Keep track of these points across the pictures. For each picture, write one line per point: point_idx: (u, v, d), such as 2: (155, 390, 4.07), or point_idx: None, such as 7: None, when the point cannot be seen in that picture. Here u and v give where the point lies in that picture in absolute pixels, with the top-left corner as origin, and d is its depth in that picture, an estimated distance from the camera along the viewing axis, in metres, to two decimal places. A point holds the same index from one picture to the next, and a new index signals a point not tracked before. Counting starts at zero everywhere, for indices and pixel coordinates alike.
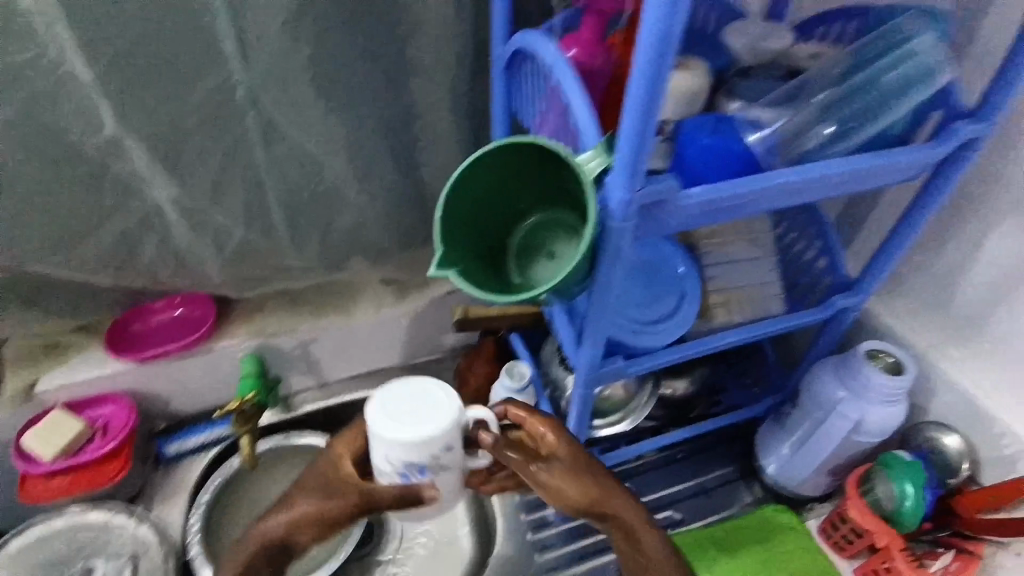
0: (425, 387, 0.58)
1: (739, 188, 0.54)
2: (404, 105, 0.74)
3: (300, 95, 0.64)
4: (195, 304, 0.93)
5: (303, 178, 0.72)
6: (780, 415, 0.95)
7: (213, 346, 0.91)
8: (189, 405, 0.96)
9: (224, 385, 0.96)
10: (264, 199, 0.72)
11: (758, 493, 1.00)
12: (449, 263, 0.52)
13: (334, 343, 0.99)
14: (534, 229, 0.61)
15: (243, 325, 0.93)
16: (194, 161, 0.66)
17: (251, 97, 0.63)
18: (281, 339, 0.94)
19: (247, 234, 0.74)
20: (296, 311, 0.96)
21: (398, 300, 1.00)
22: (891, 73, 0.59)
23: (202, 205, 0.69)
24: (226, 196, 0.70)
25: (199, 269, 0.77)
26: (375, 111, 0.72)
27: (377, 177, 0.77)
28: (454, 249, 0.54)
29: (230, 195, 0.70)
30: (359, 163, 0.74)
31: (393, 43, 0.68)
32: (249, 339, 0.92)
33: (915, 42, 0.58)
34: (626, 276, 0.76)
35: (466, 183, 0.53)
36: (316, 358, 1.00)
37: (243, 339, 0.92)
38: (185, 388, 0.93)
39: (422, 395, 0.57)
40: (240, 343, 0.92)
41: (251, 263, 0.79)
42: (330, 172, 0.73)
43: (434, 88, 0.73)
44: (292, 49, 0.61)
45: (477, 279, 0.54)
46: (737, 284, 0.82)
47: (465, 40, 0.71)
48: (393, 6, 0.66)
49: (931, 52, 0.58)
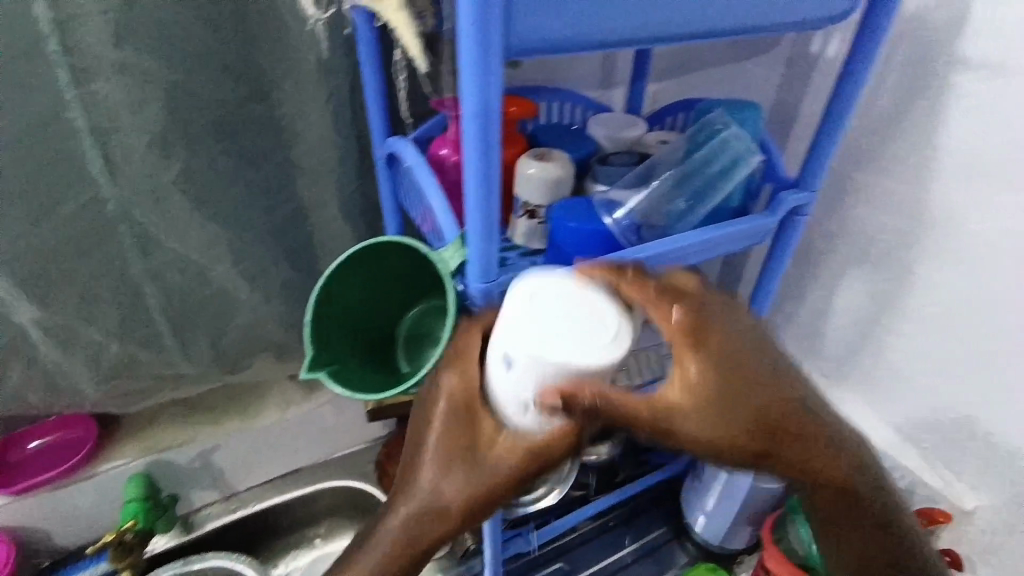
0: (589, 295, 0.42)
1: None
2: (292, 202, 0.75)
3: (174, 210, 0.65)
4: (74, 425, 0.86)
5: (185, 287, 0.71)
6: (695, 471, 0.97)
7: (97, 468, 0.84)
8: (68, 539, 0.86)
9: (109, 511, 0.87)
10: (145, 312, 0.70)
11: (694, 553, 1.00)
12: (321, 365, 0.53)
13: (239, 450, 0.94)
14: (420, 320, 0.62)
15: (134, 440, 0.88)
16: (61, 282, 0.64)
17: (121, 216, 0.63)
18: (176, 452, 0.88)
19: (127, 349, 0.72)
20: (195, 420, 0.91)
21: (306, 396, 0.96)
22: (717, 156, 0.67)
23: (73, 325, 0.67)
24: (101, 313, 0.68)
25: (74, 390, 0.73)
26: (257, 208, 0.72)
27: (267, 278, 0.77)
28: (329, 350, 0.55)
29: (106, 312, 0.68)
30: (243, 266, 0.73)
31: (270, 147, 0.70)
32: (140, 457, 0.86)
33: (728, 132, 0.66)
34: None
35: (334, 290, 0.55)
36: (220, 468, 0.94)
37: (133, 455, 0.86)
38: (68, 519, 0.85)
39: (586, 304, 0.41)
40: (130, 462, 0.85)
41: (132, 373, 0.75)
42: (213, 278, 0.72)
43: (319, 183, 0.74)
44: (160, 168, 0.62)
45: (354, 377, 0.55)
46: (634, 348, 0.85)
47: (347, 141, 0.73)
48: (267, 104, 0.67)
49: (743, 139, 0.66)
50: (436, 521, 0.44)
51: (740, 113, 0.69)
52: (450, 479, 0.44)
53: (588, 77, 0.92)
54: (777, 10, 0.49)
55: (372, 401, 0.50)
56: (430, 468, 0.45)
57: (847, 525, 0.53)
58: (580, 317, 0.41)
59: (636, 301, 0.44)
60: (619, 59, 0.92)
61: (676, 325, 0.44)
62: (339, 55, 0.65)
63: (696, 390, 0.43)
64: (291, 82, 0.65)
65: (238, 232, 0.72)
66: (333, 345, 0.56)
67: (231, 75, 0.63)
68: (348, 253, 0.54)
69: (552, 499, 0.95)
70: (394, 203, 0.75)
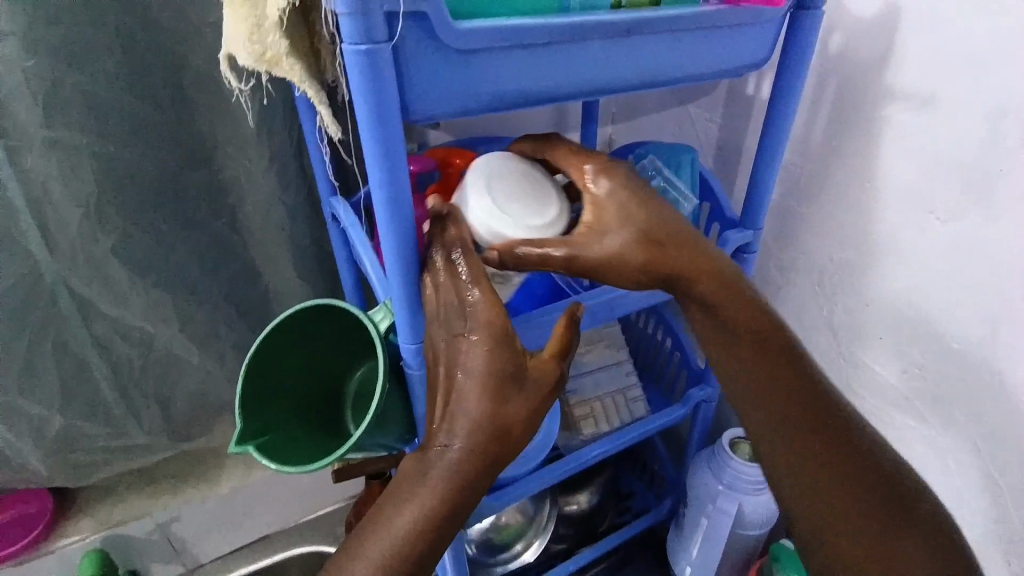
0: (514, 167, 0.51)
1: (530, 318, 0.57)
2: (245, 261, 0.75)
3: (117, 279, 0.65)
4: (28, 499, 0.81)
5: (133, 354, 0.70)
6: (677, 517, 0.92)
7: (53, 545, 0.81)
8: None
9: None
10: (91, 382, 0.69)
11: None
12: (247, 436, 0.52)
13: (202, 521, 0.90)
14: (362, 382, 0.61)
15: (88, 512, 0.85)
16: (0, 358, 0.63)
17: (62, 287, 0.63)
18: (133, 524, 0.85)
19: (73, 421, 0.70)
20: (154, 489, 0.89)
21: None
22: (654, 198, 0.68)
23: (14, 399, 0.66)
24: (44, 386, 0.67)
25: (19, 467, 0.71)
26: (210, 267, 0.72)
27: (219, 339, 0.76)
28: (259, 419, 0.53)
29: (49, 384, 0.67)
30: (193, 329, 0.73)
31: (222, 207, 0.71)
32: (94, 532, 0.83)
33: (661, 176, 0.68)
34: None
35: (264, 359, 0.54)
36: (181, 539, 0.90)
37: (87, 530, 0.83)
38: None
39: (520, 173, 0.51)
40: (85, 538, 0.82)
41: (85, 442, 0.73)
42: (163, 343, 0.72)
43: (274, 240, 0.75)
44: (100, 238, 0.62)
45: (282, 447, 0.53)
46: (601, 393, 0.83)
47: (302, 199, 0.74)
48: (218, 168, 0.68)
49: (676, 184, 0.67)
50: (481, 449, 0.44)
51: (679, 156, 0.70)
52: (478, 408, 0.44)
53: (541, 128, 0.96)
54: (695, 59, 0.50)
55: (290, 475, 0.48)
56: (462, 400, 0.44)
57: (799, 424, 0.49)
58: (524, 180, 0.51)
59: (560, 159, 0.51)
60: (570, 111, 0.96)
61: (593, 180, 0.48)
62: (280, 121, 0.67)
63: (605, 208, 0.47)
64: (242, 144, 0.67)
65: (191, 294, 0.72)
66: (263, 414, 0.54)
67: (172, 146, 0.64)
68: (276, 321, 0.53)
69: (533, 554, 0.91)
70: (347, 261, 0.75)
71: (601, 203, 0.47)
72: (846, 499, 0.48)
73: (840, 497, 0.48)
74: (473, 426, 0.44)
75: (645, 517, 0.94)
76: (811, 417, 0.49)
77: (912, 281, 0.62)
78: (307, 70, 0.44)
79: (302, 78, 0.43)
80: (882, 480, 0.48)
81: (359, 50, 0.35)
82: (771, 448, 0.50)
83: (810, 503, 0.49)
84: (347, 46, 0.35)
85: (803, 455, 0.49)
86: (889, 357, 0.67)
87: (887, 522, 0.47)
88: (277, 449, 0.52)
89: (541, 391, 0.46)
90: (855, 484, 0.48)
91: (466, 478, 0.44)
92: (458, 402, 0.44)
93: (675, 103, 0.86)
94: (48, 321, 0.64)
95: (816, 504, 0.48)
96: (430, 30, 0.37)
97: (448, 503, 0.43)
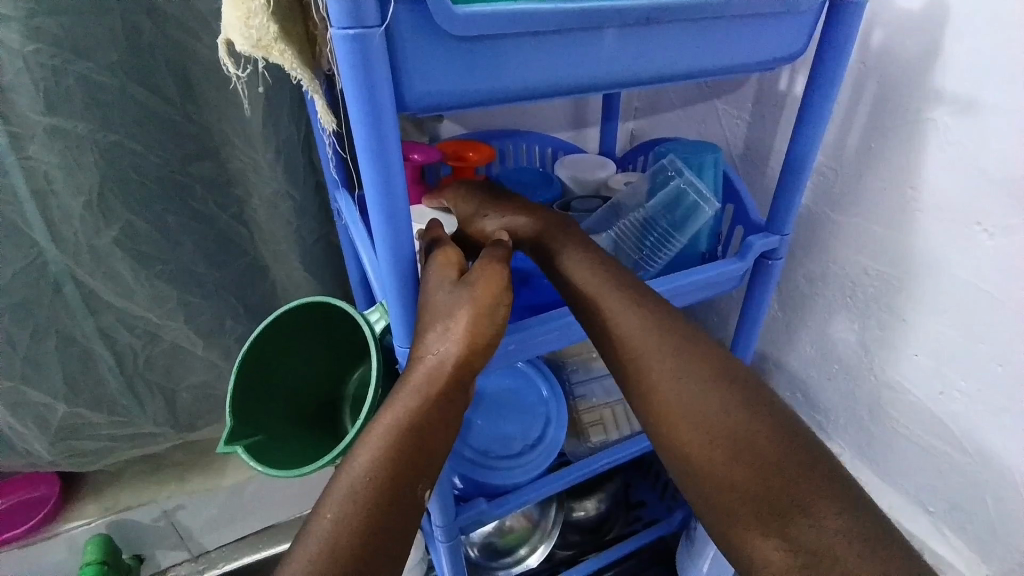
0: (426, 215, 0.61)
1: (540, 322, 0.54)
2: (250, 253, 0.74)
3: (119, 271, 0.64)
4: (37, 483, 0.83)
5: (136, 345, 0.70)
6: (689, 529, 0.88)
7: (58, 528, 0.81)
8: None
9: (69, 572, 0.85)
10: (94, 371, 0.69)
11: None
12: (238, 434, 0.49)
13: (206, 510, 0.91)
14: (361, 385, 0.59)
15: (94, 497, 0.85)
16: (3, 346, 0.63)
17: (66, 276, 0.63)
18: (139, 510, 0.85)
19: (76, 409, 0.70)
20: (160, 476, 0.89)
21: None
22: (673, 204, 0.64)
23: (16, 386, 0.66)
24: (47, 374, 0.67)
25: (24, 454, 0.71)
26: (214, 258, 0.71)
27: (224, 333, 0.75)
28: (253, 420, 0.52)
29: (52, 373, 0.67)
30: (196, 322, 0.72)
31: (228, 198, 0.70)
32: (100, 517, 0.83)
33: (683, 179, 0.64)
34: (484, 411, 0.72)
35: (260, 357, 0.52)
36: (185, 526, 0.91)
37: (92, 514, 0.83)
38: None
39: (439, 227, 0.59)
40: (89, 523, 0.83)
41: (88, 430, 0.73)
42: (167, 335, 0.71)
43: (279, 232, 0.73)
44: (102, 229, 0.62)
45: (274, 447, 0.51)
46: (614, 398, 0.79)
47: (308, 193, 0.72)
48: (224, 160, 0.67)
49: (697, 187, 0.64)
50: (430, 372, 0.44)
51: (700, 158, 0.67)
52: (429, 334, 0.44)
53: (559, 123, 0.93)
54: (722, 51, 0.46)
55: (281, 477, 0.46)
56: (422, 340, 0.44)
57: (646, 338, 0.47)
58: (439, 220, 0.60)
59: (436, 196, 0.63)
60: (590, 105, 0.92)
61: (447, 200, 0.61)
62: (286, 112, 0.66)
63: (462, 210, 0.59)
64: (248, 134, 0.65)
65: (195, 285, 0.71)
66: (254, 413, 0.52)
67: (178, 135, 0.63)
68: (274, 315, 0.51)
69: (538, 559, 0.88)
70: (353, 259, 0.73)
71: (460, 207, 0.59)
72: (709, 416, 0.44)
73: (699, 413, 0.44)
74: (429, 356, 0.44)
75: (654, 530, 0.91)
76: (652, 327, 0.47)
77: (950, 298, 0.57)
78: (301, 58, 0.42)
79: (295, 65, 0.41)
80: (736, 380, 0.45)
81: (349, 35, 0.32)
82: (622, 369, 0.48)
83: (671, 428, 0.45)
84: (336, 30, 0.32)
85: (654, 368, 0.46)
86: (921, 380, 0.62)
87: (748, 419, 0.43)
88: (268, 450, 0.50)
89: (484, 300, 0.45)
90: (711, 398, 0.44)
91: (416, 407, 0.43)
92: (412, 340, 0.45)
93: (700, 99, 0.82)
94: (50, 309, 0.64)
95: (676, 417, 0.44)
96: (427, 15, 0.34)
97: (399, 436, 0.42)
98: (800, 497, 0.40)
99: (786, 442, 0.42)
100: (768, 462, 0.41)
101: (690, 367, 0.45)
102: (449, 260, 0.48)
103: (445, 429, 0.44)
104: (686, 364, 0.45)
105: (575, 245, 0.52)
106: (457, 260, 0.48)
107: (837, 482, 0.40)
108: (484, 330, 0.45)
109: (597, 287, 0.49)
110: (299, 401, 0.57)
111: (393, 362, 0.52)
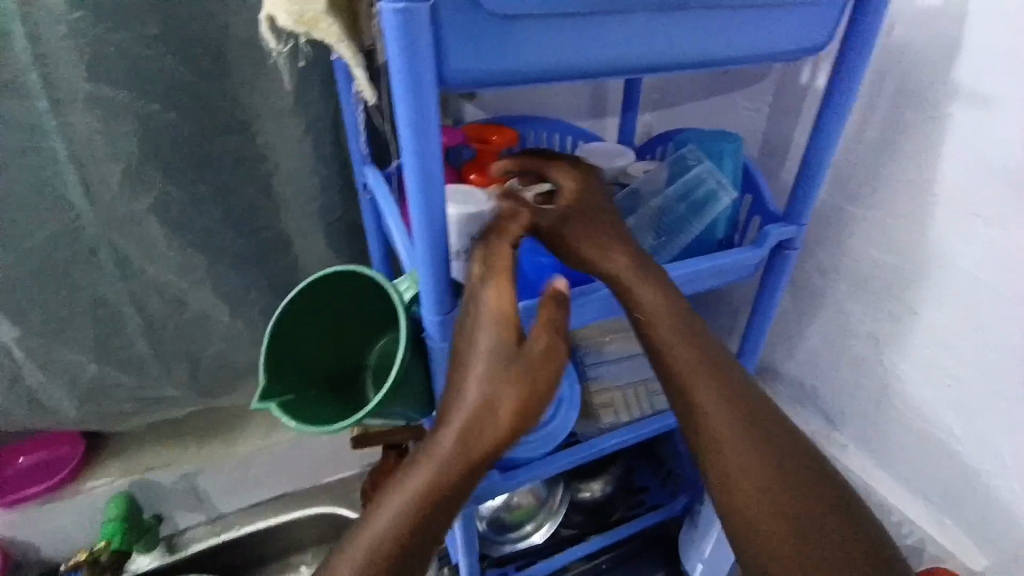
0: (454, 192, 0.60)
1: None
2: (275, 227, 0.76)
3: (151, 238, 0.67)
4: (61, 442, 0.86)
5: (163, 311, 0.72)
6: (692, 512, 0.90)
7: (81, 487, 0.84)
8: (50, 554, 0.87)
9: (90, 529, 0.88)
10: (123, 335, 0.72)
11: None
12: (270, 393, 0.52)
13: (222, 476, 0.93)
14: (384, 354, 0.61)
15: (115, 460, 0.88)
16: (39, 307, 0.66)
17: (101, 241, 0.65)
18: (159, 473, 0.88)
19: (105, 371, 0.73)
20: (180, 441, 0.92)
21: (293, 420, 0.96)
22: (689, 192, 0.65)
23: (50, 346, 0.68)
24: (79, 336, 0.69)
25: (54, 413, 0.74)
26: (240, 230, 0.73)
27: (247, 303, 0.77)
28: (283, 383, 0.54)
29: (85, 335, 0.69)
30: (222, 291, 0.74)
31: (255, 172, 0.71)
32: (121, 478, 0.86)
33: (699, 168, 0.65)
34: None
35: (291, 323, 0.55)
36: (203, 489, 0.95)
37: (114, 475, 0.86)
38: (50, 538, 0.85)
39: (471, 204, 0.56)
40: (111, 483, 0.86)
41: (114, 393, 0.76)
42: (193, 303, 0.73)
43: (303, 208, 0.75)
44: (137, 197, 0.64)
45: (304, 407, 0.53)
46: (624, 382, 0.81)
47: (333, 169, 0.74)
48: (252, 133, 0.69)
49: (713, 176, 0.64)
50: (460, 392, 0.47)
51: (721, 145, 0.67)
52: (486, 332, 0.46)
53: (578, 109, 0.93)
54: (749, 43, 0.47)
55: (311, 433, 0.48)
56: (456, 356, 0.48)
57: (696, 362, 0.49)
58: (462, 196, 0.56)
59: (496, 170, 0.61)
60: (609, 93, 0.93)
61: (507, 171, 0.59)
62: (316, 89, 0.67)
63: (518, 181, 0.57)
64: (277, 109, 0.67)
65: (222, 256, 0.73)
66: (285, 374, 0.55)
67: (210, 108, 0.65)
68: (306, 282, 0.53)
69: (543, 535, 0.91)
70: (376, 232, 0.75)
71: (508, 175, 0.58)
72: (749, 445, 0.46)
73: (742, 439, 0.46)
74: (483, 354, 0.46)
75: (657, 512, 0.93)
76: (686, 357, 0.49)
77: (960, 292, 0.59)
78: (344, 33, 0.43)
79: (339, 39, 0.42)
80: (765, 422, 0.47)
81: (398, 9, 0.34)
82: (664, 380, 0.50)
83: (715, 449, 0.47)
84: (386, 5, 0.34)
85: (692, 390, 0.48)
86: (928, 371, 0.64)
87: (769, 466, 0.45)
88: (298, 409, 0.53)
89: (494, 320, 0.46)
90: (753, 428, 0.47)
91: (458, 416, 0.47)
92: (468, 336, 0.47)
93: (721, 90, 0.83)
94: (85, 273, 0.66)
95: (708, 439, 0.47)
96: None
97: (438, 452, 0.46)
98: (811, 552, 0.43)
99: (805, 498, 0.45)
100: (785, 512, 0.44)
101: (735, 395, 0.48)
102: (500, 252, 0.49)
103: (475, 435, 0.46)
104: (733, 392, 0.48)
105: (627, 250, 0.52)
106: (507, 254, 0.49)
107: (848, 540, 0.43)
108: (489, 347, 0.46)
109: (636, 286, 0.51)
110: (327, 366, 0.59)
111: (418, 332, 0.54)
